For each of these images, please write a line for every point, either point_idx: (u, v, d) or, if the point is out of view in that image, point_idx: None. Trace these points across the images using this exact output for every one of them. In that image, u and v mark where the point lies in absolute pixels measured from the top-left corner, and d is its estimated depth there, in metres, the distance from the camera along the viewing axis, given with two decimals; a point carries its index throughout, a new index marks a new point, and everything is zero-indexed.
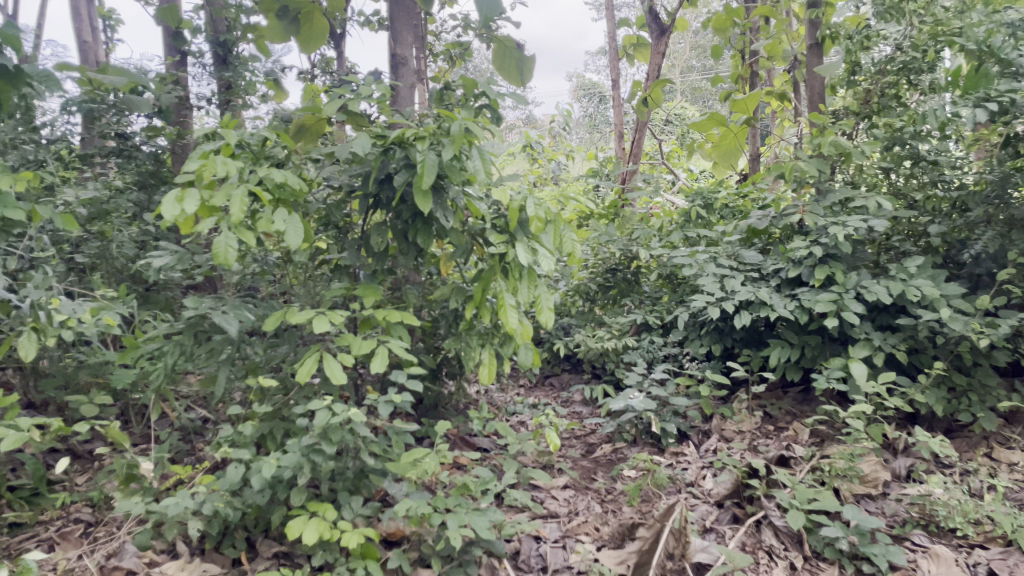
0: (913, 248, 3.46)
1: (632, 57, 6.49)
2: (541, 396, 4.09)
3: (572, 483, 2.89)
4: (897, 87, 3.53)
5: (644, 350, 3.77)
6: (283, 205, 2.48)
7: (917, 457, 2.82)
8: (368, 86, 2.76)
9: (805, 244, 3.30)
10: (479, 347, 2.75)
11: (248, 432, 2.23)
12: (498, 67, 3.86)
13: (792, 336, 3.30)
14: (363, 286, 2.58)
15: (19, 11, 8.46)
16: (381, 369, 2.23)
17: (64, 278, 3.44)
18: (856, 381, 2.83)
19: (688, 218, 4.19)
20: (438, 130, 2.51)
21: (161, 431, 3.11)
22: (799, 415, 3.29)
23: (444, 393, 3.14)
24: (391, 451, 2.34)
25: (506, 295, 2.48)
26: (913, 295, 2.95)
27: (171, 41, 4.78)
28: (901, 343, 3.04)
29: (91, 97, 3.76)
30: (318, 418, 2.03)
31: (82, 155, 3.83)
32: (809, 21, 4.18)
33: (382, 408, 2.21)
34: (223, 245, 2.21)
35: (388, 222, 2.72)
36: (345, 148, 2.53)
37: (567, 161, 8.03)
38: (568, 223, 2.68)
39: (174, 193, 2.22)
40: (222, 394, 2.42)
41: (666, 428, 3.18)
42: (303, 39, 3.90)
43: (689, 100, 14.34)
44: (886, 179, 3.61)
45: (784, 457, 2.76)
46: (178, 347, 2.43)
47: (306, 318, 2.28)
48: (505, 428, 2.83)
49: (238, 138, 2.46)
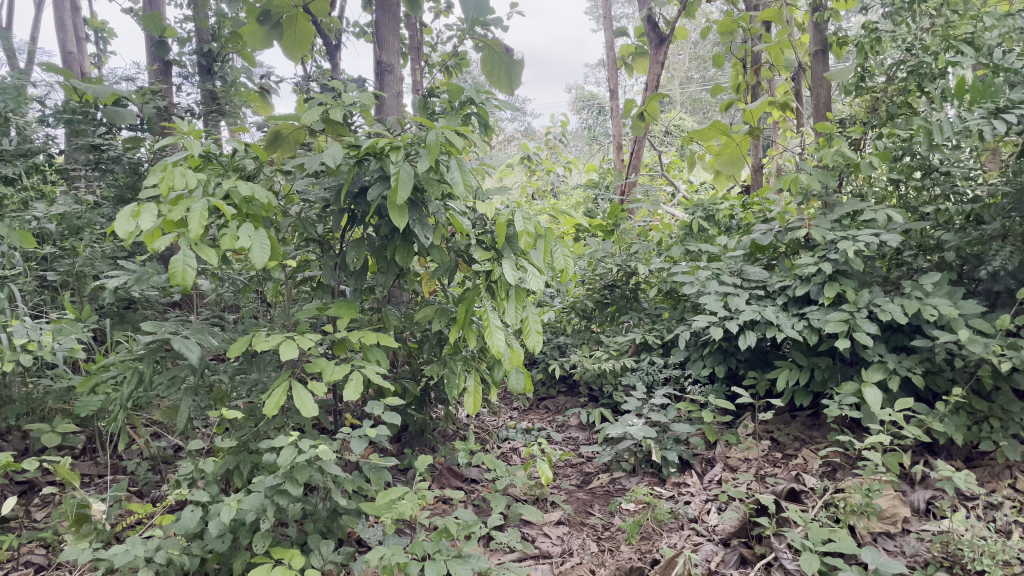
0: (926, 263, 3.27)
1: (630, 68, 6.33)
2: (536, 420, 3.91)
3: (567, 518, 2.69)
4: (906, 94, 3.38)
5: (643, 372, 3.57)
6: (251, 220, 2.30)
7: (937, 489, 2.63)
8: (347, 92, 2.59)
9: (813, 260, 3.11)
10: (464, 373, 2.56)
11: (210, 469, 2.04)
12: (488, 74, 3.67)
13: (801, 358, 3.12)
14: (338, 306, 2.38)
15: (9, 25, 8.33)
16: (356, 398, 2.04)
17: (32, 297, 3.25)
18: (870, 408, 2.64)
19: (689, 231, 3.98)
20: (417, 139, 2.33)
21: (129, 462, 2.91)
22: (808, 442, 3.09)
23: (430, 421, 2.95)
24: (367, 489, 2.14)
25: (492, 316, 2.30)
26: (931, 315, 2.75)
27: (153, 50, 4.57)
28: (917, 366, 2.85)
29: (73, 108, 3.61)
30: (281, 456, 1.83)
31: (61, 169, 3.65)
32: (814, 26, 4.00)
33: (355, 443, 2.00)
34: (180, 264, 2.02)
35: (366, 239, 2.53)
36: (315, 160, 2.36)
37: (565, 173, 7.87)
38: (559, 239, 2.50)
39: (129, 208, 2.05)
40: (184, 425, 2.22)
41: (667, 457, 2.99)
42: (288, 42, 3.74)
43: (688, 112, 14.21)
44: (897, 192, 3.44)
45: (795, 492, 2.58)
46: (137, 375, 2.21)
47: (273, 344, 2.09)
48: (493, 460, 2.63)
49: (203, 148, 2.28)
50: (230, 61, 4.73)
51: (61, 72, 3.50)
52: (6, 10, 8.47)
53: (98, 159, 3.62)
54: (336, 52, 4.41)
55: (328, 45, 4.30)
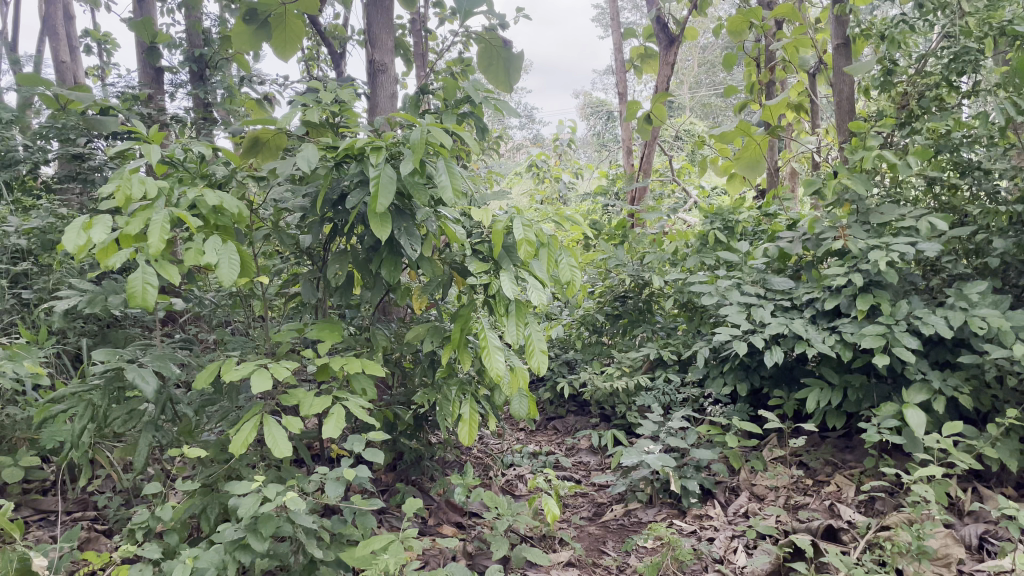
0: (968, 271, 2.95)
1: (638, 70, 6.00)
2: (544, 442, 3.67)
3: (577, 560, 2.42)
4: (938, 88, 3.08)
5: (658, 392, 3.31)
6: (220, 232, 2.07)
7: (993, 524, 2.35)
8: (330, 90, 2.37)
9: (843, 269, 2.85)
10: (460, 399, 2.30)
11: (168, 517, 1.79)
12: (486, 69, 3.42)
13: (832, 376, 2.85)
14: (319, 328, 2.13)
15: (13, 36, 8.20)
16: (334, 433, 1.78)
17: (5, 320, 3.03)
18: (915, 433, 2.37)
19: (705, 241, 3.68)
20: (401, 139, 2.08)
21: (102, 496, 2.66)
22: (841, 467, 2.83)
23: (426, 449, 2.70)
24: (348, 538, 1.88)
25: (490, 334, 2.05)
26: (979, 328, 2.46)
27: (144, 56, 4.34)
28: (964, 384, 2.58)
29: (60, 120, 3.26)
30: (243, 505, 1.57)
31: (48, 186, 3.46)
32: (835, 18, 3.67)
33: (332, 486, 1.74)
34: (138, 284, 1.78)
35: (351, 251, 2.29)
36: (289, 164, 2.12)
37: (575, 180, 7.61)
38: (564, 248, 2.23)
39: (81, 219, 1.84)
40: (143, 464, 1.98)
41: (687, 487, 2.74)
42: (277, 43, 3.45)
43: (699, 116, 13.94)
44: (930, 193, 3.11)
45: (833, 528, 2.31)
46: (90, 409, 1.97)
47: (241, 373, 1.85)
48: (493, 497, 2.35)
49: (167, 155, 2.06)
50: (226, 67, 4.54)
51: (42, 83, 3.00)
52: (10, 23, 8.33)
53: (77, 169, 3.37)
54: (340, 61, 4.07)
55: (334, 54, 3.90)
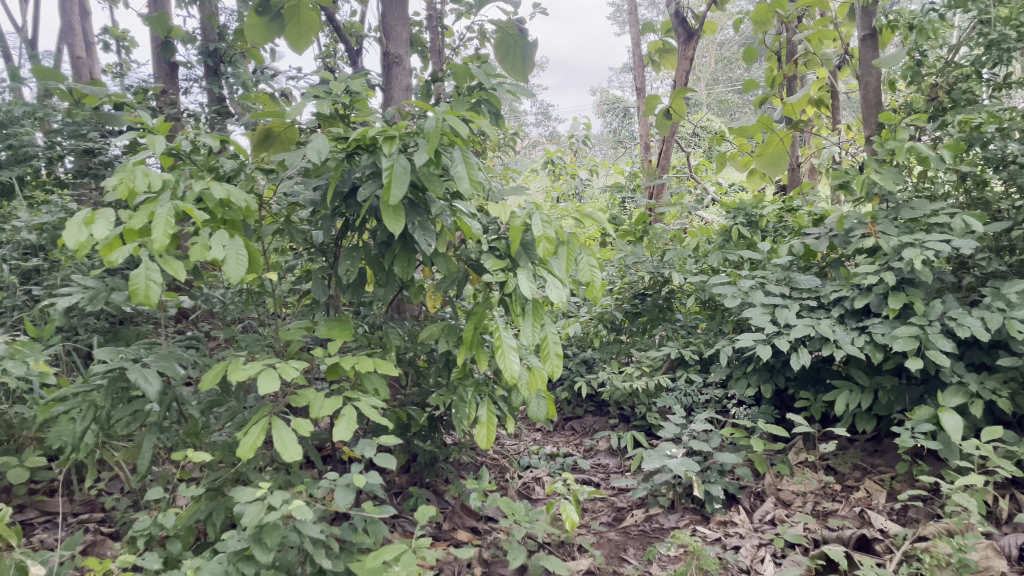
0: (1004, 268, 2.83)
1: (657, 64, 5.88)
2: (561, 443, 3.58)
3: (597, 568, 2.33)
4: (970, 78, 2.95)
5: (680, 393, 3.21)
6: (226, 227, 2.00)
7: None
8: (341, 81, 2.29)
9: (874, 267, 2.74)
10: (476, 400, 2.21)
11: (171, 524, 1.72)
12: (503, 60, 3.34)
13: (862, 378, 2.74)
14: (329, 326, 2.05)
15: (31, 33, 8.18)
16: (344, 437, 1.70)
17: (14, 318, 2.97)
18: (952, 439, 2.26)
19: (728, 238, 3.57)
20: (414, 130, 2.00)
21: (109, 498, 2.60)
22: (871, 471, 2.73)
23: (440, 452, 2.62)
24: (358, 545, 1.80)
25: (507, 334, 1.96)
26: (1018, 329, 2.35)
27: (158, 51, 4.26)
28: (1002, 388, 2.47)
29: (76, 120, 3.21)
30: (247, 513, 1.50)
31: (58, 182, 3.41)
32: (861, 9, 3.53)
33: (341, 492, 1.66)
34: (142, 280, 1.71)
35: (363, 246, 2.21)
36: (299, 155, 2.03)
37: (592, 176, 7.49)
38: (583, 245, 2.14)
39: (82, 214, 1.77)
40: (147, 467, 1.91)
41: (710, 492, 2.65)
42: (290, 36, 3.38)
43: (716, 111, 13.76)
44: (963, 189, 2.99)
45: (866, 538, 2.21)
46: (93, 410, 1.90)
47: (248, 373, 1.77)
48: (510, 503, 2.26)
49: (172, 147, 1.99)
50: (241, 62, 4.46)
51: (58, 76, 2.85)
52: (28, 20, 8.30)
53: (89, 164, 3.31)
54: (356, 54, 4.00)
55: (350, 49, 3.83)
